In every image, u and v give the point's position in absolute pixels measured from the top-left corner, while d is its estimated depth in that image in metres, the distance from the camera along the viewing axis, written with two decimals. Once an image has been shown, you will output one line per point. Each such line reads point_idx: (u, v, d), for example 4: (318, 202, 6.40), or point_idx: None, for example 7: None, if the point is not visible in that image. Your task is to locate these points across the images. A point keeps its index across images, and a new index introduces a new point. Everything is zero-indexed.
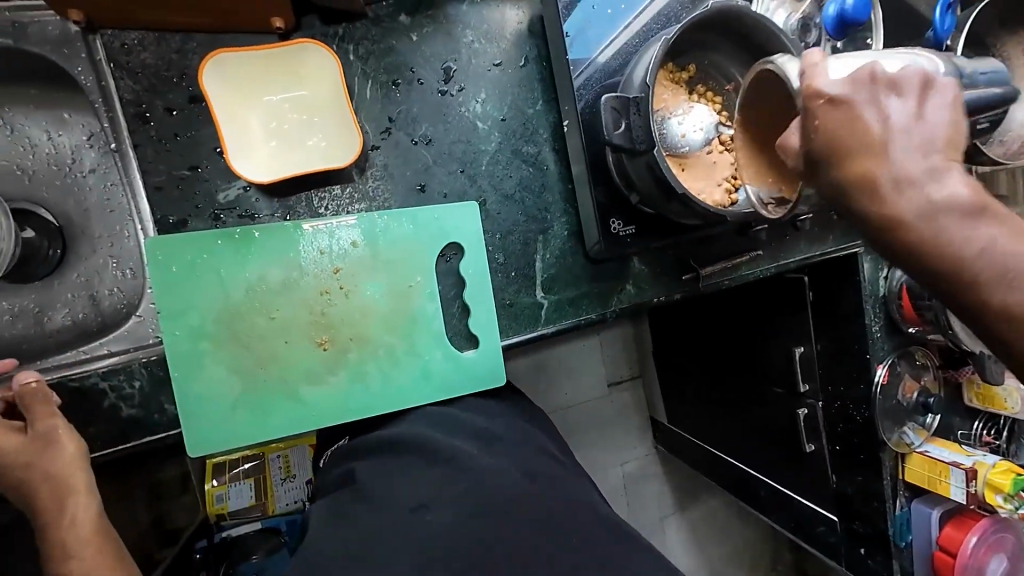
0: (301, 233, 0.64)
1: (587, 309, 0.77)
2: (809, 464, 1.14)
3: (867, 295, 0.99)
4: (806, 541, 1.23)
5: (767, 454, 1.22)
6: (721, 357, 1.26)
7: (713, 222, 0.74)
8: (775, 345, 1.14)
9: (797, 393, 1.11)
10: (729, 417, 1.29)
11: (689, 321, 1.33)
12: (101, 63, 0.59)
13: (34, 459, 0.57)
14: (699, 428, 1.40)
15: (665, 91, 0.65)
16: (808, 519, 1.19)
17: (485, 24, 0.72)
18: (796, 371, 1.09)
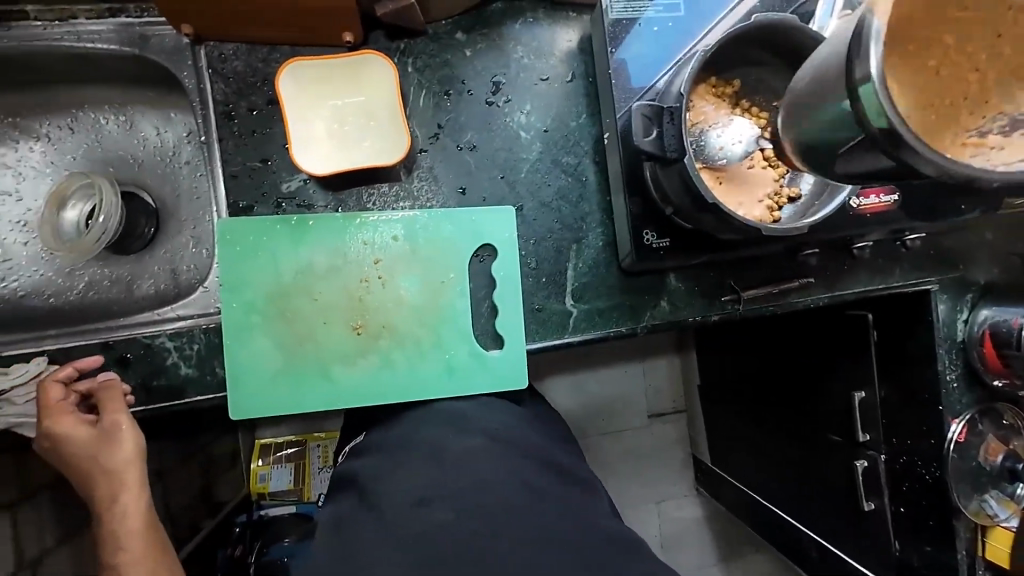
0: (347, 225, 0.70)
1: (617, 322, 0.77)
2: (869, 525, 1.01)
3: (941, 338, 0.88)
4: None
5: (819, 510, 1.10)
6: (770, 393, 1.18)
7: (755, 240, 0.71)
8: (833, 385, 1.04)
9: (855, 442, 1.00)
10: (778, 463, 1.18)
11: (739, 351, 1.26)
12: (201, 69, 0.69)
13: (97, 452, 0.66)
14: (745, 472, 1.30)
15: (704, 104, 0.65)
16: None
17: (535, 41, 0.76)
18: (855, 419, 0.98)
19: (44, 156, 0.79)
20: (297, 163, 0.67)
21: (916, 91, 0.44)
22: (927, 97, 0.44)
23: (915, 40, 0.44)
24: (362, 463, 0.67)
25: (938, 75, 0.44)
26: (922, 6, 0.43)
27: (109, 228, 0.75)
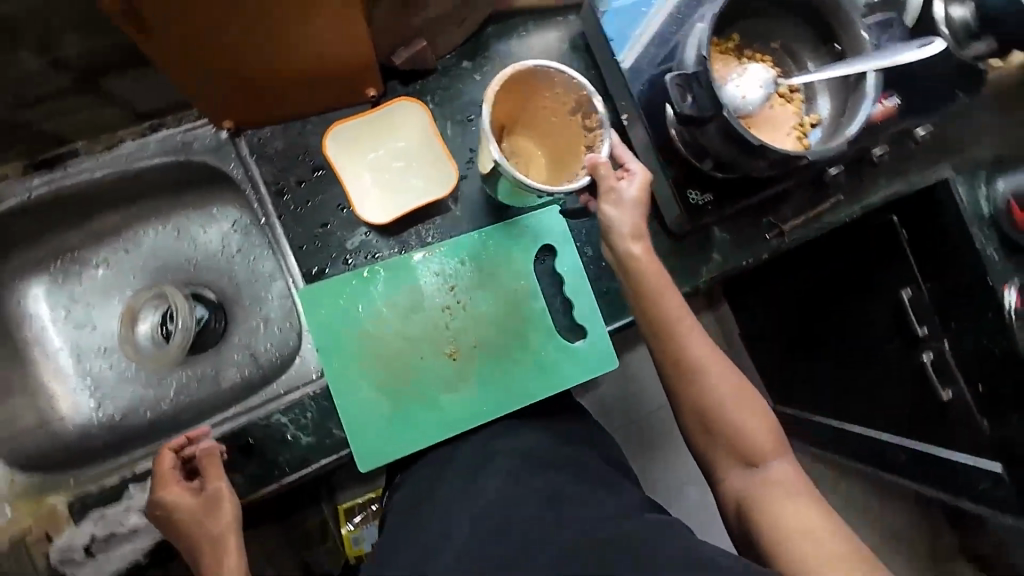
0: (417, 262, 0.74)
1: (679, 285, 0.82)
2: (953, 417, 0.99)
3: (969, 218, 0.92)
4: None
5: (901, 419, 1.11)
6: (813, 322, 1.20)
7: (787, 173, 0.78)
8: (877, 295, 1.05)
9: (915, 340, 1.01)
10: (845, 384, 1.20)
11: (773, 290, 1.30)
12: (246, 157, 0.73)
13: (198, 523, 0.61)
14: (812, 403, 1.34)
15: (717, 62, 0.70)
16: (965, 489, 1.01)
17: (535, 52, 0.82)
18: (908, 317, 1.00)
19: (114, 279, 0.82)
20: (362, 218, 0.72)
21: (540, 156, 0.75)
22: (538, 169, 0.75)
23: (545, 128, 0.74)
24: None
25: (553, 154, 0.75)
26: (540, 113, 0.73)
27: (200, 318, 0.81)
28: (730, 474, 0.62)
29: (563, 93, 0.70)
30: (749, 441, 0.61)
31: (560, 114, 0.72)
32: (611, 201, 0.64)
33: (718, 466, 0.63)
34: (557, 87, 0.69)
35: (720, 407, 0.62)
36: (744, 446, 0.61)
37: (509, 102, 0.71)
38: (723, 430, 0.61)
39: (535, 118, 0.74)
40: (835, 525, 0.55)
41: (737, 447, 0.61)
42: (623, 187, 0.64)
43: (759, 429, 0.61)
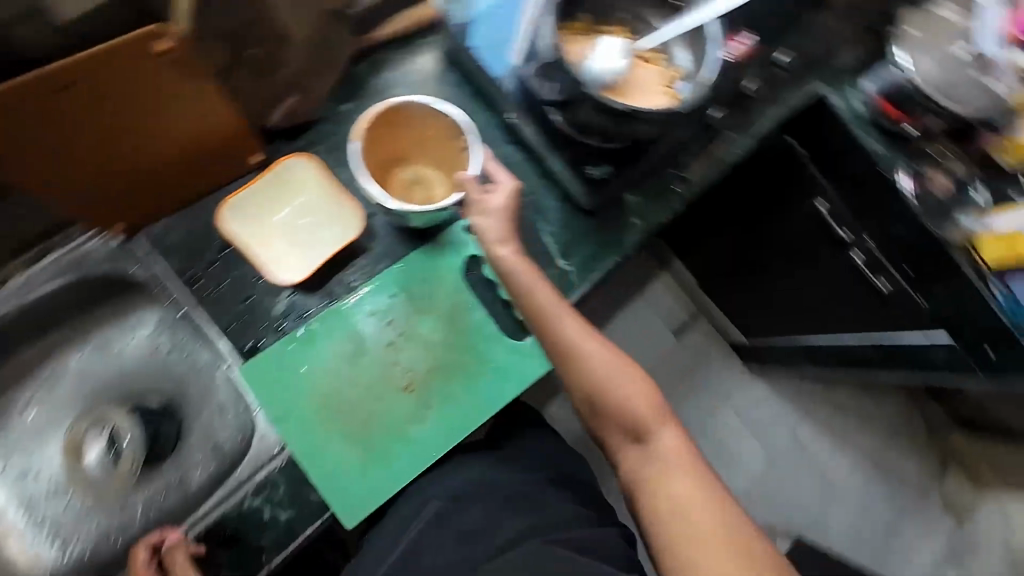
0: (350, 308, 0.74)
1: (608, 256, 0.85)
2: (897, 307, 1.03)
3: (850, 123, 0.96)
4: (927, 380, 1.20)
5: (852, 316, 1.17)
6: (752, 251, 1.26)
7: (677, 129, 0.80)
8: (796, 212, 1.10)
9: (841, 244, 1.05)
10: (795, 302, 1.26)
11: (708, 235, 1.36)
12: (147, 256, 0.71)
13: None
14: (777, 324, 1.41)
15: (573, 43, 0.73)
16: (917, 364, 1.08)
17: (410, 78, 0.83)
18: (830, 225, 1.05)
19: (48, 414, 0.79)
20: (284, 284, 0.71)
21: (439, 183, 0.77)
22: (438, 195, 0.76)
23: (439, 156, 0.76)
24: (477, 499, 0.69)
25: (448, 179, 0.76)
26: (431, 142, 0.75)
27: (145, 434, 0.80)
28: (623, 448, 0.63)
29: (443, 121, 0.72)
30: (638, 418, 0.62)
31: (442, 139, 0.74)
32: (475, 209, 0.68)
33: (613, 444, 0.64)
34: (436, 115, 0.72)
35: (602, 382, 0.63)
36: (629, 419, 0.62)
37: (398, 135, 0.74)
38: (613, 412, 0.62)
39: (427, 148, 0.76)
40: (712, 493, 0.58)
41: (627, 426, 0.62)
42: (489, 197, 0.68)
43: (645, 405, 0.62)
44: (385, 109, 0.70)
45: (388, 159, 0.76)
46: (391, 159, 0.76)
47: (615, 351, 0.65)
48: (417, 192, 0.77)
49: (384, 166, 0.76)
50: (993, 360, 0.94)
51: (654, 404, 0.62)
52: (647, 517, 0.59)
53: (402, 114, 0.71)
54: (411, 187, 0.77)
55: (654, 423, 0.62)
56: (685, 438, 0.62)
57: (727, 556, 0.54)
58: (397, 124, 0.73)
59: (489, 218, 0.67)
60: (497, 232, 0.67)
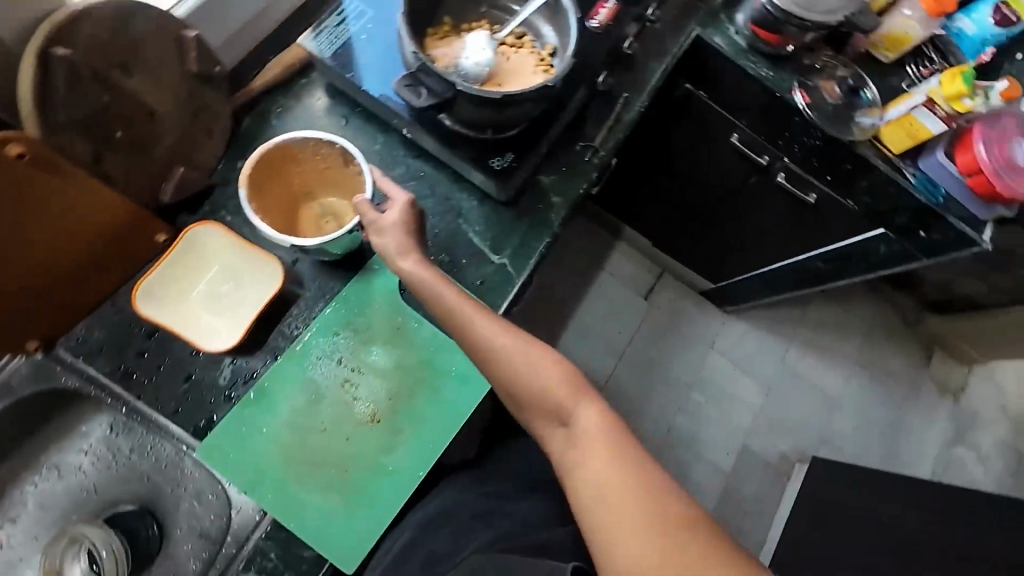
0: (297, 358, 0.73)
1: (539, 239, 0.86)
2: (827, 208, 1.25)
3: (734, 56, 1.08)
4: (877, 269, 1.33)
5: (777, 218, 1.37)
6: (696, 188, 1.44)
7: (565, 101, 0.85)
8: (718, 147, 1.28)
9: (765, 167, 1.24)
10: (732, 215, 1.47)
11: (647, 179, 1.54)
12: (75, 363, 0.69)
13: None
14: (739, 247, 1.60)
15: (441, 46, 0.74)
16: (845, 252, 1.35)
17: (300, 119, 0.84)
18: (749, 154, 1.24)
19: (21, 550, 0.76)
20: (219, 351, 0.70)
21: (344, 210, 0.77)
22: (349, 220, 0.76)
23: (340, 183, 0.76)
24: None
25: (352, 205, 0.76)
26: (330, 172, 0.75)
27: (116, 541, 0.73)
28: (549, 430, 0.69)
29: (335, 151, 0.72)
30: (558, 401, 0.69)
31: (339, 168, 0.74)
32: (371, 231, 0.71)
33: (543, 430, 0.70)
34: (328, 146, 0.72)
35: (520, 376, 0.69)
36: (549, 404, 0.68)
37: (295, 170, 0.74)
38: (536, 399, 0.69)
39: (327, 179, 0.76)
40: (631, 459, 0.64)
41: (550, 409, 0.69)
42: (382, 216, 0.70)
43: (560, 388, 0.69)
44: (273, 149, 0.70)
45: (286, 206, 0.76)
46: (293, 194, 0.76)
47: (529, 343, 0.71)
48: (324, 221, 0.77)
49: (289, 204, 0.76)
50: (923, 238, 1.17)
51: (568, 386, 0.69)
52: (573, 489, 0.65)
53: (293, 150, 0.71)
54: (318, 217, 0.77)
55: (575, 403, 0.69)
56: (603, 413, 0.68)
57: (646, 515, 0.60)
58: (291, 161, 0.73)
59: (387, 238, 0.70)
60: (398, 250, 0.70)
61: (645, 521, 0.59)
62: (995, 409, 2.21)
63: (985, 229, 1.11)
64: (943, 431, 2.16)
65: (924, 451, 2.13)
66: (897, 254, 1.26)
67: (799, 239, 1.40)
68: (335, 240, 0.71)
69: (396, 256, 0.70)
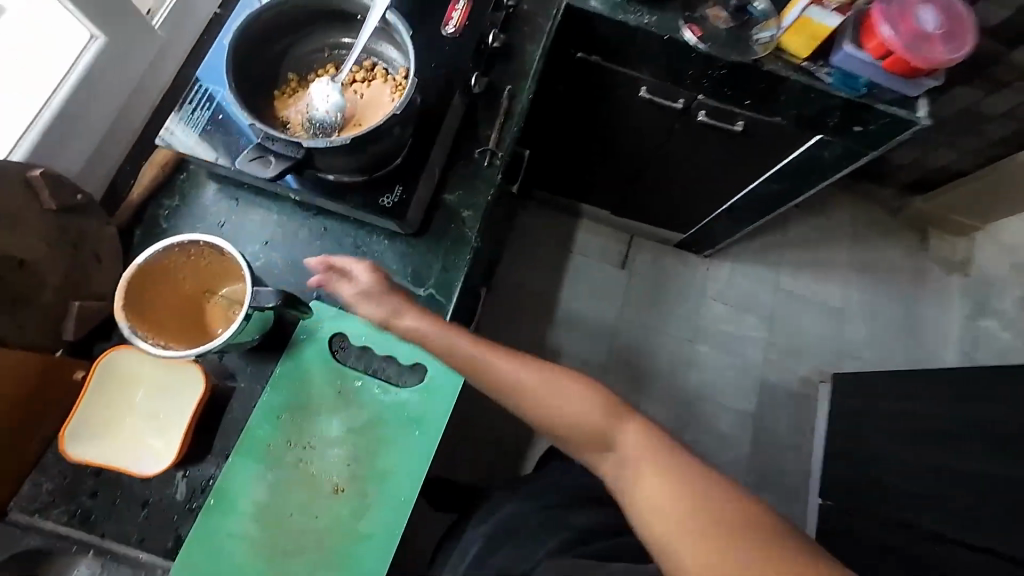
0: (246, 451, 0.72)
1: (460, 258, 0.85)
2: (758, 130, 1.20)
3: (611, 13, 1.05)
4: (829, 176, 1.28)
5: (714, 155, 1.33)
6: (626, 148, 1.40)
7: (440, 115, 0.83)
8: (631, 104, 1.24)
9: (683, 109, 1.20)
10: (670, 164, 1.43)
11: (577, 153, 1.50)
12: (31, 523, 0.69)
13: None
14: (692, 192, 1.55)
15: (295, 106, 0.76)
16: (793, 169, 1.30)
17: (191, 214, 0.83)
18: (663, 102, 1.20)
19: None
20: (154, 472, 0.68)
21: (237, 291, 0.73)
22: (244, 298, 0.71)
23: (225, 270, 0.73)
24: None
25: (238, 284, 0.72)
26: (212, 265, 0.73)
27: None
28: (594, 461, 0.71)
29: (204, 246, 0.71)
30: (598, 429, 0.70)
31: (218, 259, 0.72)
32: (353, 297, 0.74)
33: (592, 461, 0.71)
34: (197, 244, 0.71)
35: (555, 413, 0.72)
36: (590, 435, 0.70)
37: (182, 280, 0.73)
38: (577, 430, 0.71)
39: (214, 273, 0.73)
40: (692, 492, 0.62)
41: (590, 440, 0.70)
42: (348, 289, 0.75)
43: (597, 418, 0.70)
44: (146, 268, 0.70)
45: (190, 315, 0.73)
46: (189, 297, 0.73)
47: (554, 375, 0.73)
48: (224, 310, 0.73)
49: (191, 310, 0.73)
50: (860, 131, 1.12)
51: (604, 418, 0.71)
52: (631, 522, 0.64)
53: (170, 264, 0.71)
54: (218, 309, 0.73)
55: (614, 424, 0.70)
56: (647, 439, 0.68)
57: (715, 552, 0.58)
58: (173, 272, 0.72)
59: (372, 301, 0.74)
60: (391, 313, 0.74)
61: (714, 557, 0.58)
62: (1006, 270, 2.14)
63: (918, 104, 1.06)
64: (961, 308, 2.10)
65: (946, 334, 2.07)
66: (842, 156, 1.20)
67: (743, 169, 1.36)
68: (241, 328, 0.69)
69: (398, 321, 0.74)
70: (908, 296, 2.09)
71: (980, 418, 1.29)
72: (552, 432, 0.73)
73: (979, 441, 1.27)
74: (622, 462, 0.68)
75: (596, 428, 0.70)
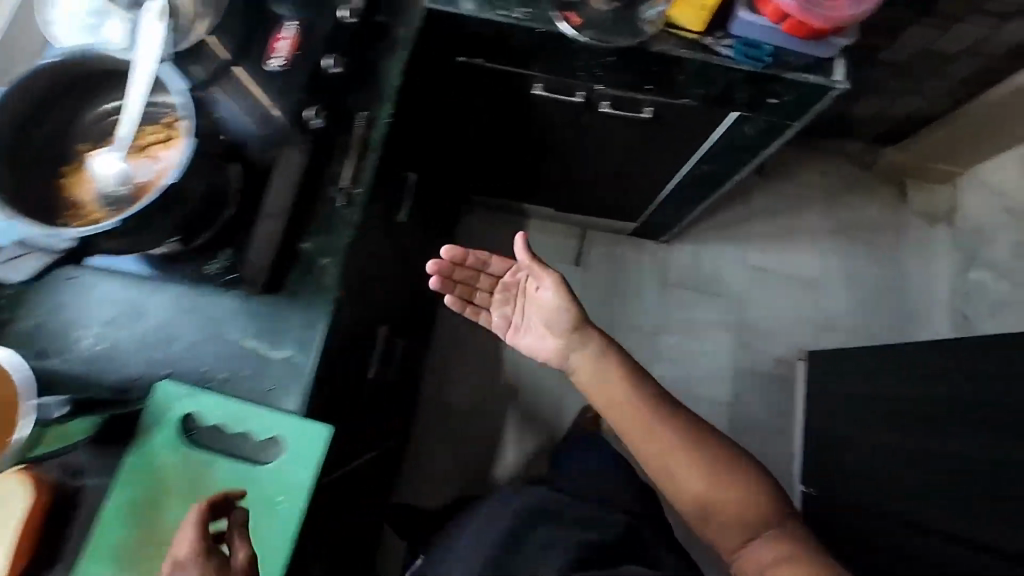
0: (94, 553, 0.68)
1: (319, 312, 0.79)
2: (667, 114, 1.10)
3: (482, 12, 0.92)
4: (759, 152, 1.18)
5: (632, 143, 1.24)
6: (541, 145, 1.31)
7: (274, 162, 0.79)
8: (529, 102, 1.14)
9: (582, 102, 1.10)
10: (593, 155, 1.33)
11: (497, 157, 1.41)
12: None
13: None
14: (627, 181, 1.45)
15: (84, 184, 0.71)
16: (720, 148, 1.19)
17: (20, 300, 0.77)
18: (559, 96, 1.09)
19: None
20: None
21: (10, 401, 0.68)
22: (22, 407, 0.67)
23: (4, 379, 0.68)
24: None
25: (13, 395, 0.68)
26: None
27: None
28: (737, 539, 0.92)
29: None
30: (749, 521, 0.92)
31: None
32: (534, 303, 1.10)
33: (720, 534, 0.93)
34: None
35: (719, 496, 0.94)
36: (726, 511, 0.93)
37: None
38: (737, 519, 0.92)
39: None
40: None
41: (736, 523, 0.92)
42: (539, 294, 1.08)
43: (771, 520, 0.91)
44: None
45: None
46: None
47: (748, 492, 0.93)
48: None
49: None
50: (777, 104, 1.01)
51: (761, 512, 0.92)
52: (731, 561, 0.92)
53: None
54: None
55: (768, 520, 0.92)
56: (807, 556, 0.86)
57: None
58: None
59: (548, 314, 1.07)
60: (600, 350, 1.05)
61: None
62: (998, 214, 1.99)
63: (835, 65, 0.94)
64: (949, 262, 1.96)
65: (934, 291, 1.94)
66: (765, 131, 1.09)
67: (668, 153, 1.26)
68: None
69: (571, 356, 1.07)
70: (890, 256, 1.96)
71: (971, 404, 1.18)
72: (722, 519, 0.93)
73: (977, 433, 1.15)
74: (753, 547, 0.90)
75: (744, 523, 0.92)
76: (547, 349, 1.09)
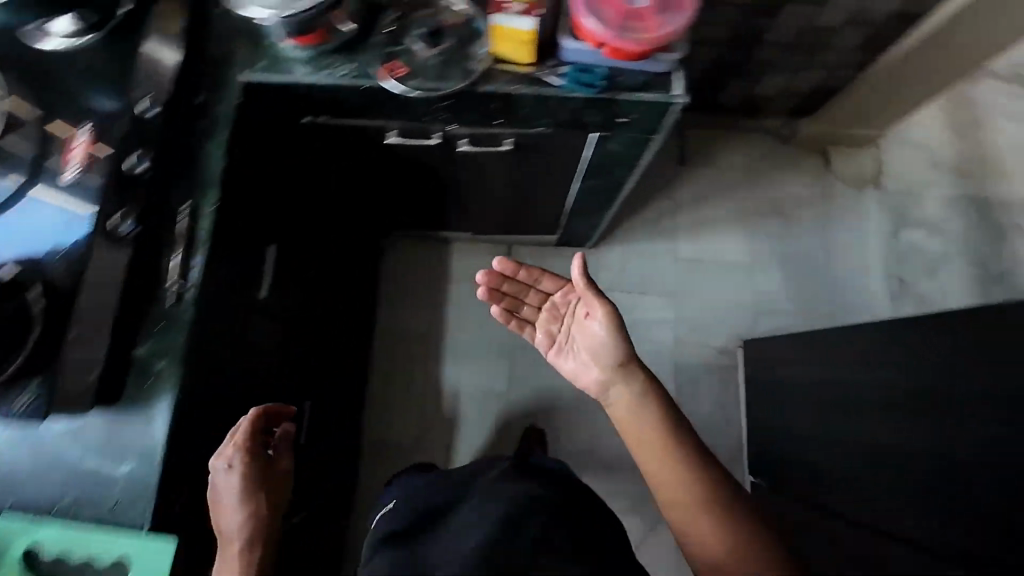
0: None
1: (158, 419, 0.78)
2: (529, 143, 1.08)
3: (305, 77, 0.89)
4: (637, 164, 1.16)
5: (511, 171, 1.22)
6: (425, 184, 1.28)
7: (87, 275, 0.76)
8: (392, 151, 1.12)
9: (442, 144, 1.08)
10: (480, 185, 1.31)
11: (386, 199, 1.38)
12: None
13: None
14: (526, 203, 1.43)
15: None
16: (597, 164, 1.17)
17: None
18: (416, 141, 1.06)
19: None
20: None
21: None
22: None
23: None
24: None
25: None
26: None
27: None
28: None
29: None
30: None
31: None
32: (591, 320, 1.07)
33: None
34: None
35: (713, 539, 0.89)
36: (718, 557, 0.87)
37: None
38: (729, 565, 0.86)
39: None
40: None
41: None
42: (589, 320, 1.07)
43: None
44: None
45: None
46: None
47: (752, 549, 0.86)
48: None
49: None
50: (630, 121, 0.98)
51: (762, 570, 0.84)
52: None
53: None
54: None
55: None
56: None
57: None
58: None
59: (601, 344, 1.07)
60: (640, 384, 1.05)
61: None
62: (926, 168, 1.97)
63: (673, 80, 0.92)
64: (880, 226, 1.94)
65: (869, 255, 1.92)
66: (631, 145, 1.06)
67: (551, 174, 1.24)
68: None
69: (615, 375, 1.06)
70: (823, 227, 1.93)
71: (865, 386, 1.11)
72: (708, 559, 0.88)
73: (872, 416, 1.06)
74: None
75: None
76: (590, 367, 1.12)
